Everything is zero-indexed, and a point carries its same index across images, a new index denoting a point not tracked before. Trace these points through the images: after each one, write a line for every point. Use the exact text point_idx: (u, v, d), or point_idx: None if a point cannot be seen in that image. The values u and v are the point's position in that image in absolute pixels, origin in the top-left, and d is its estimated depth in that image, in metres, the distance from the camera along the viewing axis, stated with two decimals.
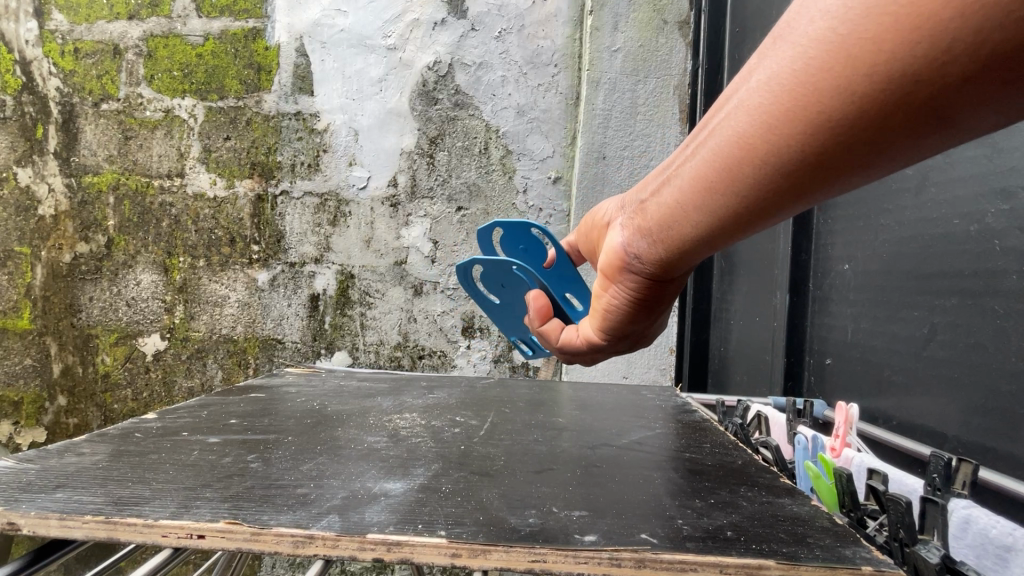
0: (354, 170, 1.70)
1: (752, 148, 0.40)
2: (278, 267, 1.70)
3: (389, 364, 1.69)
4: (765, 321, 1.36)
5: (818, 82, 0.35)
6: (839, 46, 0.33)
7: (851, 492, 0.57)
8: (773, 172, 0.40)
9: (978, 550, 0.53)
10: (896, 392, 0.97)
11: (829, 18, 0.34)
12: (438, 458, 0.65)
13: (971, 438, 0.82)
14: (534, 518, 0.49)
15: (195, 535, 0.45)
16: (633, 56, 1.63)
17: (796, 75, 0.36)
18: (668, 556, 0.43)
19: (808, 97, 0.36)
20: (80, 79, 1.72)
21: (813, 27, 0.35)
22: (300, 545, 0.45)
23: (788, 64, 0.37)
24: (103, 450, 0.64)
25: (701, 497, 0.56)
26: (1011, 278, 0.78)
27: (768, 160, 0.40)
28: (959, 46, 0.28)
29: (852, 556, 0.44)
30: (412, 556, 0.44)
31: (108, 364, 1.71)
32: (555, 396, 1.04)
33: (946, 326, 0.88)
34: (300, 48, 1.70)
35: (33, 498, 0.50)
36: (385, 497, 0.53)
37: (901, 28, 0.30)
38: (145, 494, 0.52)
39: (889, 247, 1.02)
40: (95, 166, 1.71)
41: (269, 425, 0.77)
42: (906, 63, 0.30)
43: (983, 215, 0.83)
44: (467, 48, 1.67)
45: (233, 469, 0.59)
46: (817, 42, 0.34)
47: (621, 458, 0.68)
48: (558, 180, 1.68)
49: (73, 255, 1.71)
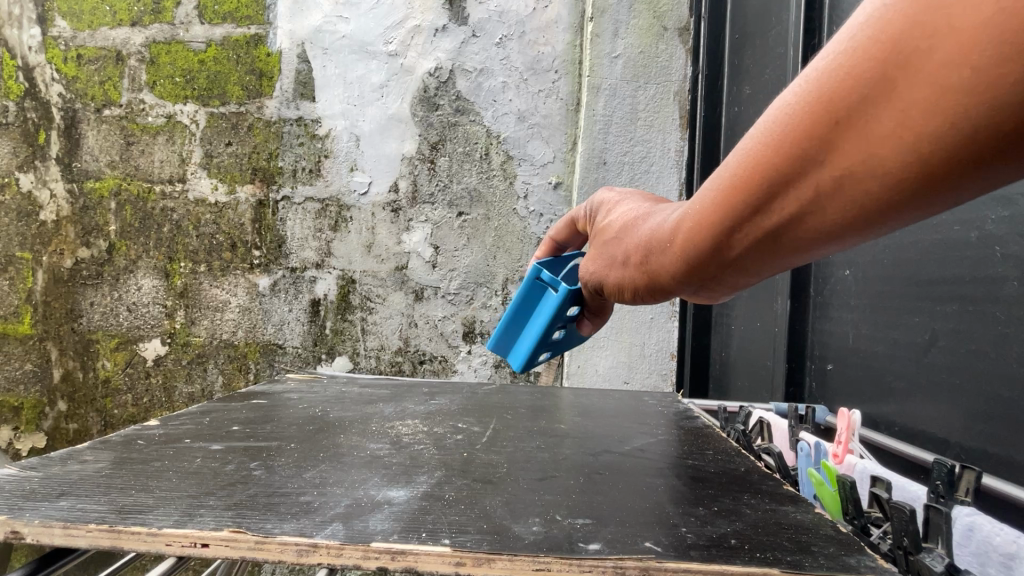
0: (355, 175, 1.70)
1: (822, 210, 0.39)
2: (280, 273, 1.70)
3: (391, 370, 1.69)
4: (767, 327, 1.36)
5: (929, 171, 0.32)
6: (939, 137, 0.31)
7: (854, 499, 0.57)
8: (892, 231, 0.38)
9: (981, 558, 0.52)
10: (898, 398, 0.97)
11: (922, 108, 0.31)
12: (441, 465, 0.64)
13: (974, 445, 0.82)
14: (538, 526, 0.49)
15: (198, 543, 0.45)
16: (634, 63, 1.64)
17: (900, 165, 0.33)
18: (672, 565, 0.43)
19: (920, 182, 0.33)
20: (83, 85, 1.73)
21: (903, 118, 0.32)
22: (303, 553, 0.45)
23: (883, 153, 0.33)
24: (106, 458, 0.63)
25: (704, 504, 0.56)
26: (1012, 285, 0.78)
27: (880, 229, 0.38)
28: None
29: (856, 565, 0.44)
30: (416, 565, 0.44)
31: (109, 369, 1.71)
32: (556, 402, 1.04)
33: (948, 333, 0.88)
34: (302, 54, 1.71)
35: (37, 506, 0.50)
36: (388, 505, 0.53)
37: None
38: (148, 502, 0.52)
39: (890, 253, 1.02)
40: (97, 171, 1.72)
41: (272, 433, 0.77)
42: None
43: (983, 222, 0.84)
44: (469, 54, 1.68)
45: (236, 477, 0.59)
46: (918, 137, 0.32)
47: (625, 465, 0.68)
48: (559, 185, 1.68)
49: (74, 260, 1.72)
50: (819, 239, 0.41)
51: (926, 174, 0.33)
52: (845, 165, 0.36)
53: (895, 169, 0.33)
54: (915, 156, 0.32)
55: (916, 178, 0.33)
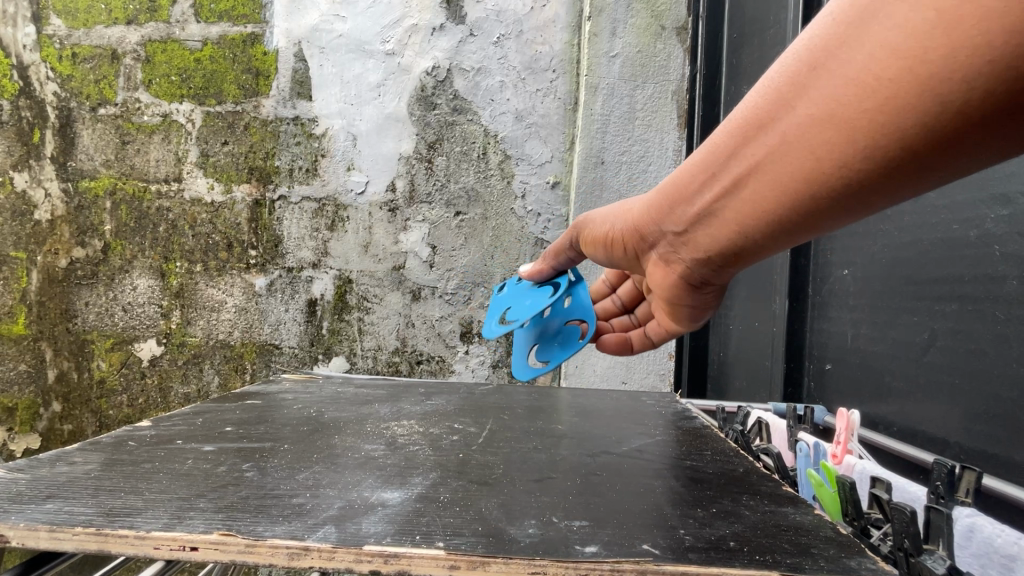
0: (352, 174, 1.69)
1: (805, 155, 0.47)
2: (276, 273, 1.69)
3: (388, 370, 1.68)
4: (765, 326, 1.36)
5: (871, 120, 0.41)
6: (885, 90, 0.39)
7: (854, 501, 0.56)
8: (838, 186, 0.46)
9: (983, 559, 0.52)
10: (897, 397, 0.97)
11: (881, 56, 0.39)
12: (436, 467, 0.64)
13: (973, 445, 0.82)
14: (534, 528, 0.49)
15: (188, 546, 0.44)
16: (632, 62, 1.63)
17: (858, 103, 0.41)
18: (670, 568, 0.43)
19: (865, 127, 0.42)
20: (78, 83, 1.71)
21: (868, 67, 0.40)
22: (296, 556, 0.44)
23: (841, 94, 0.43)
24: (96, 459, 0.63)
25: (702, 506, 0.55)
26: (1012, 284, 0.78)
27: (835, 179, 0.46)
28: (977, 95, 0.35)
29: (857, 567, 0.43)
30: (410, 568, 0.43)
31: (104, 370, 1.70)
32: (553, 403, 1.04)
33: (947, 332, 0.88)
34: (299, 53, 1.70)
35: (23, 509, 0.49)
36: (382, 506, 0.52)
37: (933, 74, 0.36)
38: (137, 504, 0.51)
39: (888, 252, 1.02)
40: (92, 170, 1.71)
41: (265, 433, 0.76)
42: (940, 113, 0.37)
43: (983, 220, 0.83)
44: (466, 53, 1.68)
45: (228, 479, 0.58)
46: (873, 80, 0.40)
47: (622, 466, 0.67)
48: (556, 185, 1.68)
49: (69, 260, 1.70)
50: (782, 188, 0.50)
51: (869, 129, 0.42)
52: (812, 109, 0.45)
53: (849, 118, 0.42)
54: (866, 110, 0.41)
55: (861, 133, 0.42)
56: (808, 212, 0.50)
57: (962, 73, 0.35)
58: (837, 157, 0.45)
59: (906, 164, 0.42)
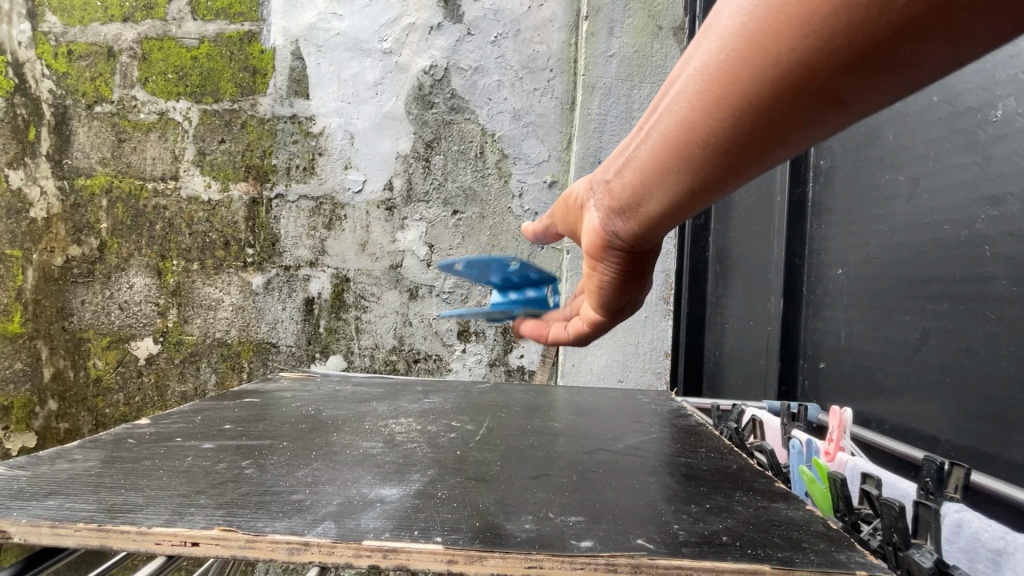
0: (350, 173, 1.70)
1: (695, 142, 0.39)
2: (273, 271, 1.69)
3: (385, 369, 1.68)
4: (760, 325, 1.37)
5: (739, 78, 0.34)
6: (746, 42, 0.32)
7: (845, 496, 0.57)
8: (714, 152, 0.38)
9: (970, 553, 0.53)
10: (889, 395, 0.98)
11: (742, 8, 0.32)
12: (434, 464, 0.64)
13: (964, 442, 0.83)
14: (531, 524, 0.49)
15: (189, 542, 0.45)
16: (629, 62, 1.64)
17: (721, 61, 0.34)
18: (664, 562, 0.43)
19: (728, 86, 0.34)
20: (73, 81, 1.71)
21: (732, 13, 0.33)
22: (295, 551, 0.44)
23: (715, 49, 0.34)
24: (95, 456, 0.63)
25: (696, 502, 0.56)
26: (1001, 283, 0.79)
27: (707, 142, 0.38)
28: (846, 40, 0.28)
29: (846, 561, 0.44)
30: (408, 562, 0.44)
31: (101, 368, 1.70)
32: (551, 401, 1.04)
33: (938, 331, 0.89)
34: (296, 52, 1.70)
35: (24, 505, 0.49)
36: (380, 503, 0.53)
37: (793, 24, 0.29)
38: (138, 501, 0.51)
39: (881, 252, 1.02)
40: (89, 168, 1.70)
41: (264, 431, 0.76)
42: (798, 65, 0.30)
43: (973, 221, 0.84)
44: (463, 52, 1.68)
45: (228, 475, 0.58)
46: (736, 35, 0.33)
47: (617, 463, 0.68)
48: (553, 184, 1.69)
49: (65, 258, 1.70)
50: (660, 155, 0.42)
51: (739, 86, 0.34)
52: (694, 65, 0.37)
53: (720, 74, 0.34)
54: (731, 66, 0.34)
55: (729, 94, 0.35)
56: (699, 187, 0.42)
57: (827, 16, 0.28)
58: (713, 121, 0.37)
59: (785, 123, 0.34)
